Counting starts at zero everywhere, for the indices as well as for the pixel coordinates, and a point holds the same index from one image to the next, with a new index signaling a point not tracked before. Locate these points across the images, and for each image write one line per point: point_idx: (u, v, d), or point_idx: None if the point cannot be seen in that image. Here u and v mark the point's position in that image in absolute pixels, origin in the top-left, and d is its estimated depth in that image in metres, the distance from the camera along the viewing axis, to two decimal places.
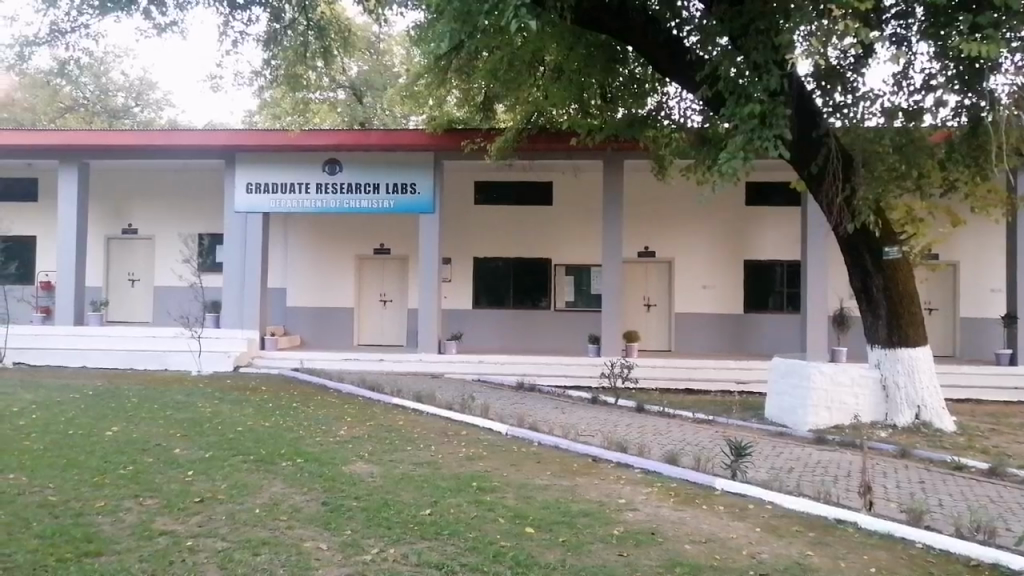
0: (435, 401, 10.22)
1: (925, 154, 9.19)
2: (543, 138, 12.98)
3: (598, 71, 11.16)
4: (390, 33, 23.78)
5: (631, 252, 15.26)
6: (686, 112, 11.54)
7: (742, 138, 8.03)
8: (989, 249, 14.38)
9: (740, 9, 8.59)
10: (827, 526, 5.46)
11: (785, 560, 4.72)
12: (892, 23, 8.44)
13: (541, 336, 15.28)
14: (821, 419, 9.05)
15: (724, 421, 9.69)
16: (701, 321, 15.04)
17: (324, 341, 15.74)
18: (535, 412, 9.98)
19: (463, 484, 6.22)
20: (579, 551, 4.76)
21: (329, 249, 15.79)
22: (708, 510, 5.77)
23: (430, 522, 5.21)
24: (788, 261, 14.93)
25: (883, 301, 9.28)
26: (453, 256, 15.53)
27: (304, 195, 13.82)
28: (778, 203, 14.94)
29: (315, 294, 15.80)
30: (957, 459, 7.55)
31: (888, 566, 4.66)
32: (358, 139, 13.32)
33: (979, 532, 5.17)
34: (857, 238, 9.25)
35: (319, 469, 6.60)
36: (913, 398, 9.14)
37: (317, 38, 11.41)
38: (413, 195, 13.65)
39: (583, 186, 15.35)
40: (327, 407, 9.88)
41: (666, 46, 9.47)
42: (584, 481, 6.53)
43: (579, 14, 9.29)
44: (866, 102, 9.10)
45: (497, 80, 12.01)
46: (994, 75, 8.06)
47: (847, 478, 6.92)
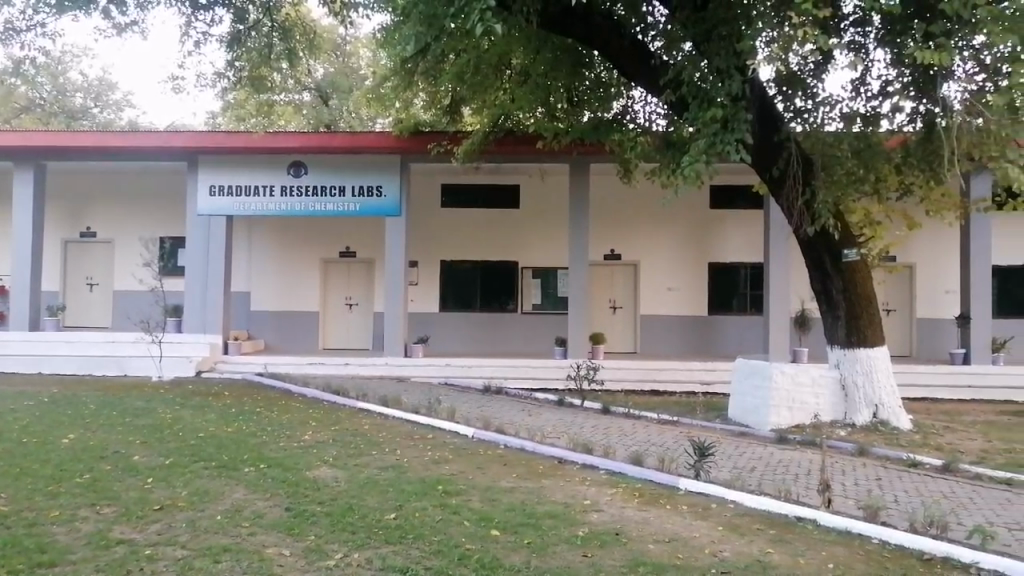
0: (401, 405, 10.17)
1: (882, 158, 9.36)
2: (510, 141, 13.09)
3: (564, 75, 11.24)
4: (357, 35, 23.62)
5: (597, 255, 15.36)
6: (651, 116, 11.71)
7: (704, 142, 8.15)
8: (944, 252, 14.74)
9: (703, 15, 8.71)
10: (787, 524, 5.55)
11: (746, 558, 4.78)
12: (850, 30, 8.59)
13: (508, 338, 15.29)
14: (782, 419, 9.21)
15: (688, 422, 9.80)
16: (666, 323, 15.18)
17: (288, 345, 15.56)
18: (500, 415, 9.98)
19: (428, 487, 6.20)
20: (544, 553, 4.77)
21: (293, 253, 15.63)
22: (671, 510, 5.83)
23: (394, 526, 5.19)
24: (751, 263, 15.15)
25: (842, 302, 9.46)
26: (419, 258, 15.48)
27: (269, 198, 13.67)
28: (742, 206, 15.17)
29: (279, 298, 15.63)
30: (912, 457, 7.72)
31: (845, 562, 4.75)
32: (323, 141, 13.22)
33: (933, 527, 5.31)
34: (818, 240, 9.41)
35: (282, 474, 6.53)
36: (872, 398, 9.32)
37: (280, 39, 11.33)
38: (379, 198, 13.58)
39: (549, 190, 15.42)
40: (291, 412, 9.78)
41: (631, 50, 9.56)
42: (549, 482, 6.55)
43: (546, 18, 9.32)
44: (827, 107, 9.30)
45: (464, 84, 11.98)
46: (948, 82, 8.12)
47: (807, 477, 7.04)
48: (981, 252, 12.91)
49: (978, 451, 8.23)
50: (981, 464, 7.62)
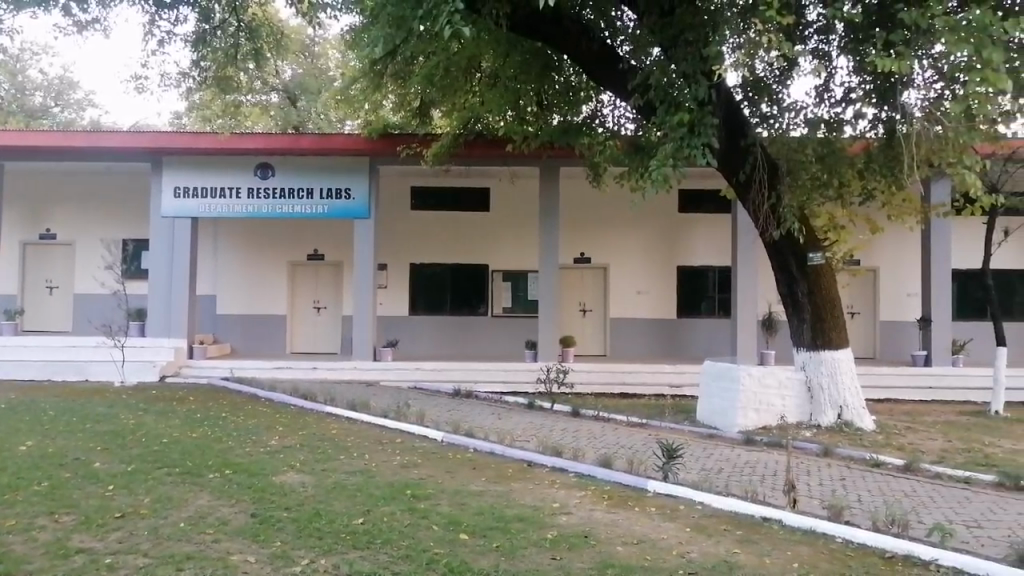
0: (370, 409, 10.09)
1: (845, 163, 9.57)
2: (481, 143, 13.10)
3: (533, 78, 11.31)
4: (326, 36, 23.44)
5: (567, 259, 15.41)
6: (619, 120, 11.76)
7: (671, 146, 8.26)
8: (906, 255, 15.05)
9: (669, 20, 8.78)
10: (753, 524, 5.60)
11: (713, 559, 4.82)
12: (814, 38, 8.69)
13: (478, 342, 15.27)
14: (749, 421, 9.32)
15: (657, 424, 9.87)
16: (635, 326, 15.27)
17: (255, 349, 15.36)
18: (470, 418, 9.94)
19: (396, 492, 6.16)
20: (513, 556, 4.76)
21: (260, 256, 15.45)
22: (640, 511, 5.86)
23: (362, 531, 5.14)
24: (719, 267, 15.32)
25: (808, 305, 9.60)
26: (389, 261, 15.39)
27: (235, 200, 13.48)
28: (711, 211, 15.33)
29: (246, 301, 15.43)
30: (875, 457, 7.85)
31: (809, 561, 4.81)
32: (290, 143, 13.07)
33: (894, 525, 5.41)
34: (783, 244, 9.55)
35: (248, 480, 6.44)
36: (836, 399, 9.47)
37: (247, 39, 11.19)
38: (348, 200, 13.49)
39: (519, 193, 15.43)
40: (258, 417, 9.65)
41: (600, 53, 9.60)
42: (519, 485, 6.55)
43: (515, 22, 9.33)
44: (791, 113, 9.44)
45: (434, 86, 11.90)
46: (908, 90, 8.36)
47: (773, 478, 7.12)
48: (941, 254, 13.19)
49: (938, 451, 8.40)
50: (941, 463, 7.78)
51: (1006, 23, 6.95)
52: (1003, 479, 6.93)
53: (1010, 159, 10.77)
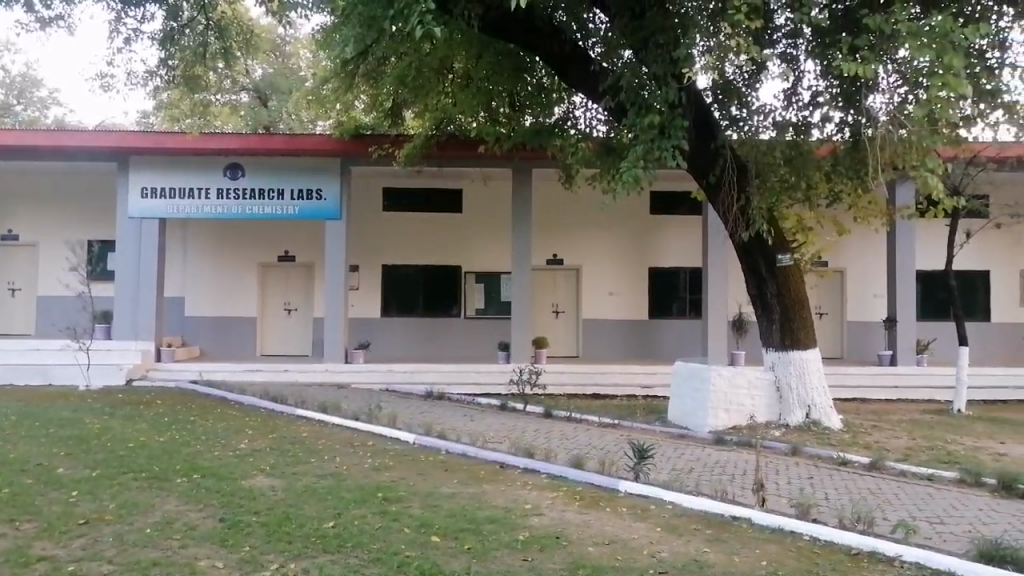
0: (341, 412, 10.02)
1: (813, 166, 9.53)
2: (453, 145, 13.07)
3: (505, 79, 11.34)
4: (296, 36, 23.31)
5: (540, 260, 15.43)
6: (591, 122, 11.84)
7: (642, 148, 8.32)
8: (872, 256, 15.30)
9: (639, 23, 8.79)
10: (723, 523, 5.66)
11: (683, 558, 4.86)
12: (782, 42, 8.86)
13: (451, 344, 15.24)
14: (719, 421, 9.41)
15: (628, 425, 9.93)
16: (608, 327, 15.35)
17: (225, 352, 15.17)
18: (443, 420, 9.92)
19: (367, 494, 6.12)
20: (484, 558, 4.75)
21: (230, 257, 15.27)
22: (612, 512, 5.89)
23: (333, 534, 5.10)
24: (690, 269, 15.46)
25: (777, 305, 9.71)
26: (361, 263, 15.29)
27: (204, 201, 13.30)
28: (682, 212, 15.47)
29: (215, 303, 15.24)
30: (842, 455, 7.98)
31: (777, 558, 4.87)
32: (260, 142, 12.94)
33: (860, 522, 5.51)
34: (753, 245, 9.66)
35: (216, 484, 6.36)
36: (805, 399, 9.59)
37: (216, 38, 11.06)
38: (319, 201, 13.38)
39: (492, 194, 15.44)
40: (227, 420, 9.54)
41: (572, 55, 9.64)
42: (491, 487, 6.55)
43: (487, 23, 9.35)
44: (760, 116, 9.56)
45: (406, 86, 11.87)
46: (873, 94, 8.45)
47: (743, 477, 7.21)
48: (906, 254, 13.45)
49: (903, 449, 8.55)
50: (906, 461, 7.92)
51: (965, 30, 7.10)
52: (965, 475, 7.08)
53: (972, 162, 10.97)
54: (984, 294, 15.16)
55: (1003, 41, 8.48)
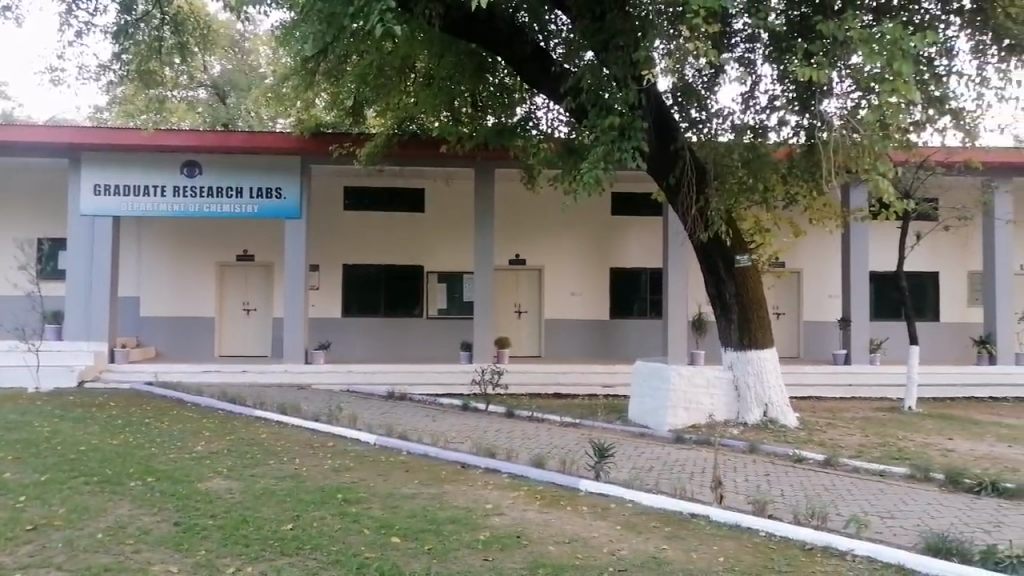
0: (300, 412, 9.91)
1: (769, 168, 9.62)
2: (413, 145, 12.97)
3: (467, 78, 11.32)
4: (256, 32, 23.06)
5: (502, 260, 15.44)
6: (553, 122, 11.89)
7: (603, 149, 8.39)
8: (827, 257, 15.64)
9: (600, 26, 8.85)
10: (681, 520, 5.73)
11: (642, 555, 4.90)
12: (740, 46, 9.05)
13: (413, 344, 15.17)
14: (678, 420, 9.51)
15: (589, 424, 10.00)
16: (570, 327, 15.42)
17: (181, 353, 14.88)
18: (404, 421, 9.88)
19: (327, 496, 6.06)
20: (444, 558, 4.75)
21: (187, 255, 14.99)
22: (572, 511, 5.92)
23: (291, 537, 5.04)
24: (651, 269, 15.62)
25: (735, 305, 9.86)
26: (321, 262, 15.12)
27: (159, 199, 13.04)
28: (642, 213, 15.63)
29: (171, 304, 14.94)
30: (797, 453, 8.13)
31: (734, 554, 4.95)
32: (219, 140, 12.73)
33: (814, 518, 5.63)
34: (712, 247, 9.82)
35: (171, 487, 6.24)
36: (762, 397, 9.74)
37: (172, 33, 10.85)
38: (279, 200, 13.21)
39: (455, 195, 15.42)
40: (183, 422, 9.36)
41: (534, 56, 9.69)
42: (452, 487, 6.54)
43: (449, 22, 9.34)
44: (719, 119, 9.81)
45: (368, 85, 11.81)
46: (827, 98, 8.67)
47: (701, 474, 7.31)
48: (859, 255, 13.77)
49: (856, 446, 8.75)
50: (859, 457, 8.11)
51: (913, 37, 7.28)
52: (914, 471, 7.27)
53: (922, 166, 11.22)
54: (934, 295, 15.60)
55: (950, 48, 8.79)
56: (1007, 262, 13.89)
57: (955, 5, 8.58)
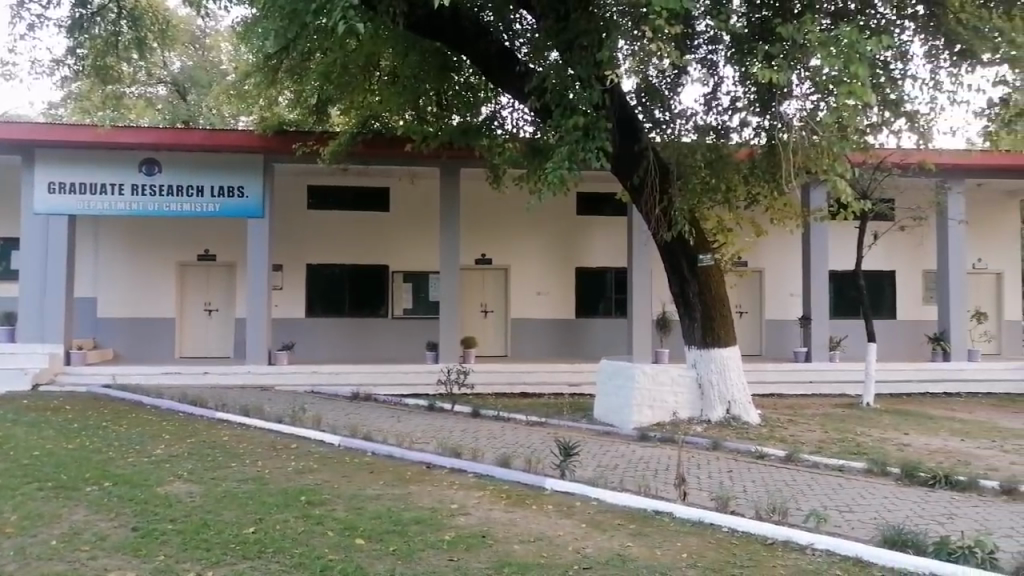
0: (263, 414, 9.78)
1: (731, 168, 9.80)
2: (378, 143, 12.88)
3: (432, 78, 11.29)
4: (217, 27, 22.76)
5: (468, 260, 15.41)
6: (518, 122, 11.79)
7: (567, 149, 8.42)
8: (788, 256, 15.91)
9: (564, 26, 8.89)
10: (645, 517, 5.78)
11: (607, 553, 4.93)
12: (703, 48, 9.12)
13: (378, 344, 15.08)
14: (643, 418, 9.58)
15: (555, 423, 10.02)
16: (536, 326, 15.46)
17: (141, 354, 14.58)
18: (369, 421, 9.80)
19: (291, 499, 5.98)
20: (409, 559, 4.72)
21: (146, 255, 14.70)
22: (538, 510, 5.93)
23: (253, 540, 4.97)
24: (616, 269, 15.75)
25: (698, 304, 9.98)
26: (284, 262, 14.93)
27: (117, 197, 12.75)
28: (607, 212, 15.75)
29: (130, 304, 14.64)
30: (759, 449, 8.25)
31: (697, 550, 5.00)
32: (178, 139, 12.49)
33: (775, 513, 5.72)
34: (676, 246, 9.91)
35: (129, 491, 6.11)
36: (725, 395, 9.86)
37: (130, 28, 10.60)
38: (241, 199, 13.02)
39: (420, 194, 15.35)
40: (142, 425, 9.17)
41: (498, 55, 9.69)
42: (417, 488, 6.50)
43: (413, 20, 9.30)
44: (682, 119, 9.85)
45: (331, 83, 11.70)
46: (787, 100, 8.78)
47: (664, 472, 7.38)
48: (818, 254, 14.04)
49: (816, 442, 8.91)
50: (819, 453, 8.25)
51: (869, 41, 7.43)
52: (872, 466, 7.42)
53: (878, 167, 11.48)
54: (890, 293, 15.96)
55: (905, 52, 9.00)
56: (960, 261, 14.27)
57: (910, 10, 8.86)
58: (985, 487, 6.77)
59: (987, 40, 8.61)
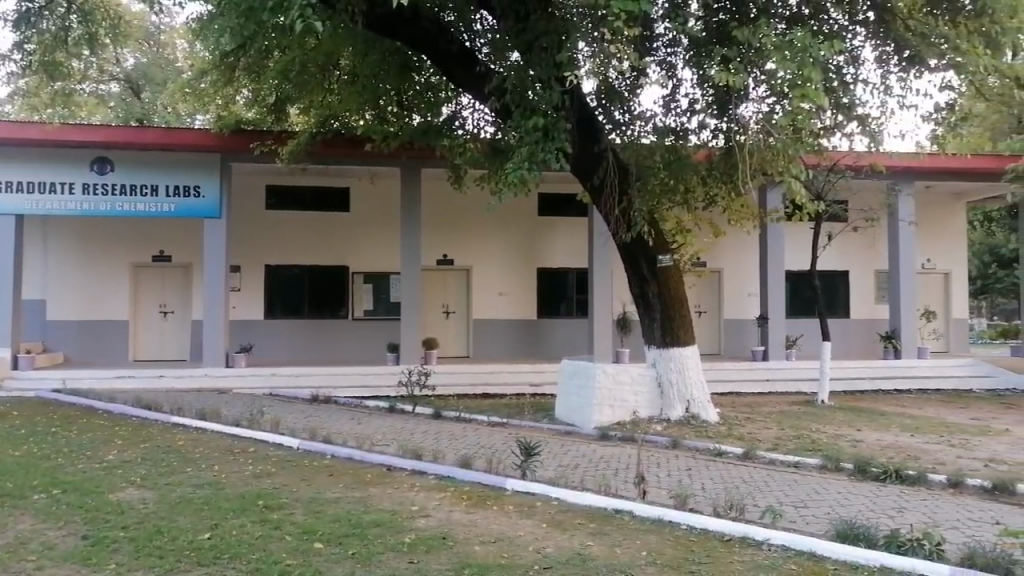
0: (220, 418, 9.62)
1: (690, 170, 9.94)
2: (338, 142, 12.74)
3: (392, 78, 11.23)
4: (172, 24, 22.35)
5: (429, 260, 15.34)
6: (479, 122, 11.74)
7: (527, 150, 8.45)
8: (745, 256, 16.18)
9: (524, 26, 8.88)
10: (605, 516, 5.81)
11: (567, 552, 4.95)
12: (662, 50, 9.17)
13: (338, 346, 14.94)
14: (604, 417, 9.63)
15: (517, 424, 10.04)
16: (497, 327, 15.45)
17: (93, 359, 14.22)
18: (328, 424, 9.70)
19: (247, 503, 5.88)
20: (368, 563, 4.67)
21: (99, 255, 14.35)
22: (499, 510, 5.93)
23: (208, 546, 4.88)
24: (578, 269, 15.84)
25: (657, 304, 10.09)
26: (242, 263, 14.69)
27: (67, 196, 12.40)
28: (569, 214, 15.83)
29: (82, 307, 14.26)
30: (718, 447, 8.37)
31: (656, 548, 5.04)
32: (131, 137, 12.22)
33: (732, 510, 5.82)
34: (635, 247, 9.98)
35: (79, 499, 5.95)
36: (684, 394, 9.97)
37: (80, 23, 10.32)
38: (197, 198, 12.78)
39: (380, 194, 15.25)
40: (93, 430, 8.94)
41: (459, 55, 9.69)
42: (378, 490, 6.45)
43: (370, 18, 9.21)
44: (640, 122, 9.81)
45: (290, 82, 11.55)
46: (744, 103, 8.90)
47: (625, 471, 7.43)
48: (776, 254, 14.30)
49: (773, 439, 9.06)
50: (775, 450, 8.39)
51: (822, 46, 7.60)
52: (826, 462, 7.58)
53: (832, 170, 11.72)
54: (844, 292, 16.32)
55: (857, 56, 9.21)
56: (910, 261, 14.66)
57: (860, 16, 9.08)
58: (934, 481, 6.95)
59: (935, 46, 8.86)
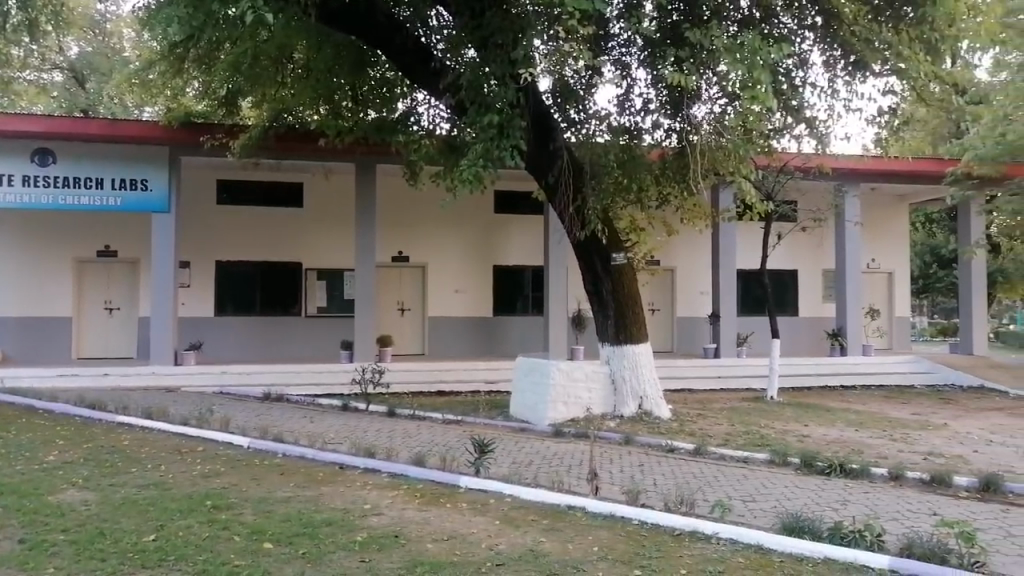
0: (167, 417, 9.40)
1: (643, 169, 10.03)
2: (291, 138, 12.54)
3: (346, 72, 11.18)
4: (119, 13, 21.64)
5: (385, 257, 15.23)
6: (434, 119, 11.67)
7: (480, 147, 8.48)
8: (697, 255, 16.42)
9: (479, 23, 8.86)
10: (558, 513, 5.84)
11: (520, 549, 4.96)
12: (616, 50, 9.17)
13: (291, 343, 14.74)
14: (558, 414, 9.68)
15: (472, 421, 10.02)
16: (453, 324, 15.41)
17: (33, 357, 13.76)
18: (280, 422, 9.56)
19: (195, 504, 5.76)
20: (318, 562, 4.62)
21: (40, 250, 13.87)
22: (452, 508, 5.91)
23: (153, 548, 4.77)
24: (533, 267, 15.90)
25: (612, 302, 10.19)
26: (192, 259, 14.37)
27: (5, 188, 11.96)
28: (524, 211, 15.86)
29: (21, 304, 13.78)
30: (669, 443, 8.49)
31: (607, 544, 5.08)
32: (74, 127, 11.86)
33: (682, 505, 5.91)
34: (589, 244, 10.09)
35: (17, 501, 5.75)
36: (637, 390, 10.09)
37: (20, 10, 9.89)
38: (143, 192, 12.44)
39: (334, 190, 15.06)
40: (33, 430, 8.65)
41: (414, 51, 9.60)
42: (329, 489, 6.38)
43: (323, 10, 9.11)
44: (596, 120, 9.74)
45: (241, 74, 11.31)
46: (695, 103, 9.03)
47: (578, 467, 7.48)
48: (728, 253, 14.55)
49: (722, 435, 9.24)
50: (725, 446, 8.55)
51: (771, 49, 7.77)
52: (774, 457, 7.75)
53: (782, 171, 12.01)
54: (793, 291, 16.70)
55: (805, 59, 9.42)
56: (856, 260, 15.08)
57: (809, 21, 9.24)
58: (875, 474, 7.17)
59: (878, 52, 9.11)
